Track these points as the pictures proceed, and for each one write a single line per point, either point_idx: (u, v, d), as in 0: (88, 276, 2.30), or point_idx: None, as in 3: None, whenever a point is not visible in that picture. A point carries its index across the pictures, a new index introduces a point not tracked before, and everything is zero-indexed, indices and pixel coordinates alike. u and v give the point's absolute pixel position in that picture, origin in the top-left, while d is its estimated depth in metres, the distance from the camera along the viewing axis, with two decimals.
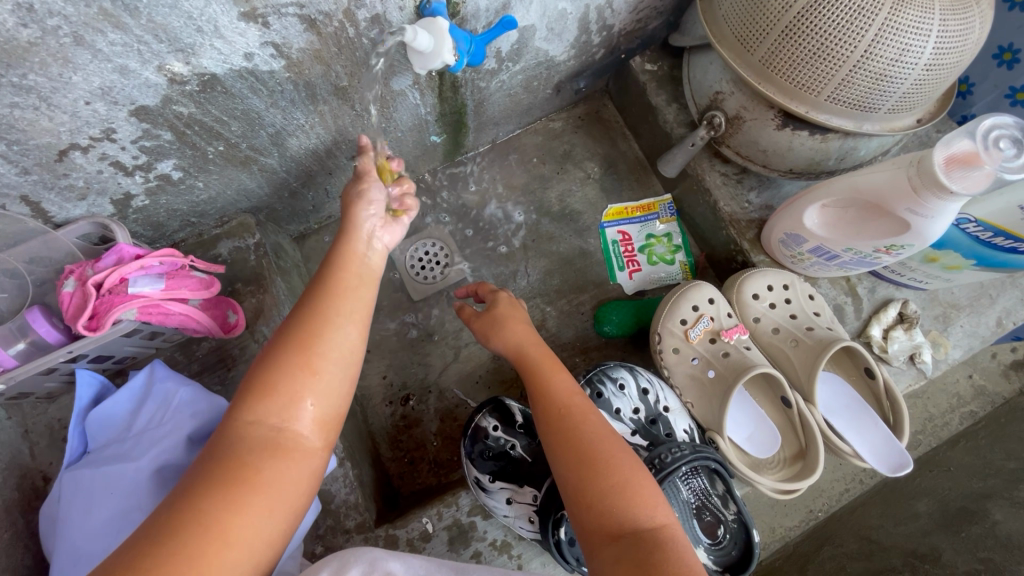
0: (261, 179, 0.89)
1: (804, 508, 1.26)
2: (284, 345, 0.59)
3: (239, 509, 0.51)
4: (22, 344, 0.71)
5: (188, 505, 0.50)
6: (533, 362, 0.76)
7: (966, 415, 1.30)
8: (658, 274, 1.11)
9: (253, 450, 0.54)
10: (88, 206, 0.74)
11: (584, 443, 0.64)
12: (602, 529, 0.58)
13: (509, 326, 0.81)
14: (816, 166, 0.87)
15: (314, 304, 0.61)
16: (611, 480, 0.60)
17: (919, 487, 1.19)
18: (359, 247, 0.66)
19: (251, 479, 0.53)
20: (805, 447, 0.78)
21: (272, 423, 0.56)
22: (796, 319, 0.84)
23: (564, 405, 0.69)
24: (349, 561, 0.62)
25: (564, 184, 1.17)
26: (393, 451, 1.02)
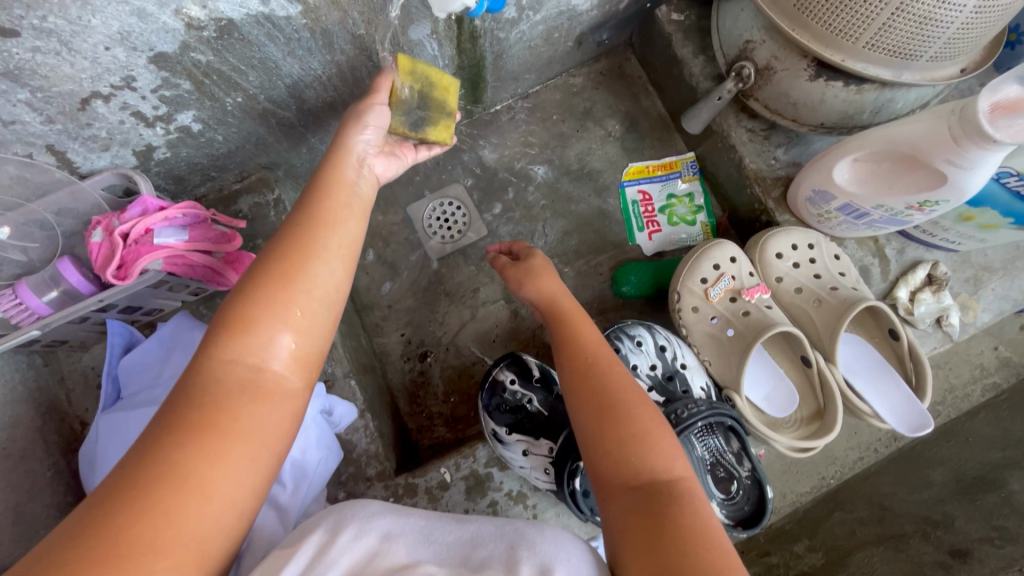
0: (279, 133, 0.89)
1: (816, 475, 1.22)
2: (261, 281, 0.58)
3: (221, 455, 0.50)
4: (54, 292, 0.73)
5: (166, 449, 0.49)
6: (560, 316, 0.76)
7: (989, 386, 1.27)
8: (678, 235, 1.09)
9: (231, 391, 0.53)
10: (112, 157, 0.75)
11: (606, 394, 0.64)
12: (617, 476, 0.59)
13: (543, 277, 0.80)
14: (849, 120, 0.83)
15: (294, 237, 0.61)
16: (631, 429, 0.61)
17: (936, 455, 1.18)
18: (346, 178, 0.67)
19: (229, 424, 0.51)
20: (823, 406, 0.78)
21: (250, 361, 0.55)
22: (820, 278, 0.83)
23: (588, 360, 0.68)
24: (345, 516, 0.56)
25: (583, 143, 1.15)
26: (411, 406, 1.04)
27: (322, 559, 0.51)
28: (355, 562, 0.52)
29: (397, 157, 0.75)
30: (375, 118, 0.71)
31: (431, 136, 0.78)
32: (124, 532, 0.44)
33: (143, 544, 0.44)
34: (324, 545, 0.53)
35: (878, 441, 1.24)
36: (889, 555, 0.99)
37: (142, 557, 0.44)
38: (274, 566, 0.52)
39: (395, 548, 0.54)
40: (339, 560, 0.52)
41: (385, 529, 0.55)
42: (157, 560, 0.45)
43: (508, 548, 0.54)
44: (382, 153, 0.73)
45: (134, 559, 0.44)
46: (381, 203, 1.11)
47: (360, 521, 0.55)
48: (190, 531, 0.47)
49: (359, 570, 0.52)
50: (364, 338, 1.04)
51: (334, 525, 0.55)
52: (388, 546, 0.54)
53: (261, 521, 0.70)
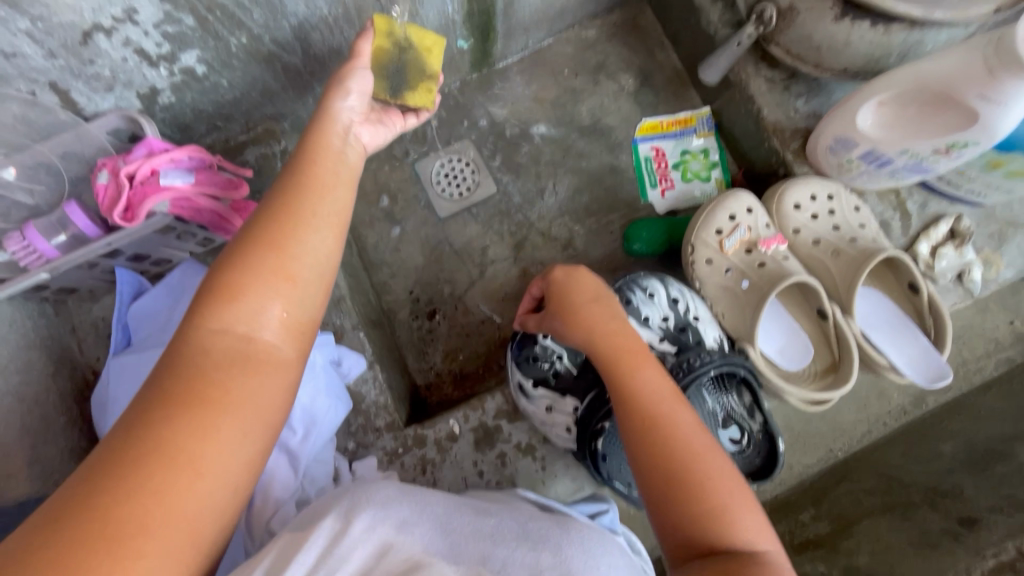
0: (285, 81, 0.87)
1: (824, 446, 1.21)
2: (247, 247, 0.55)
3: (210, 433, 0.47)
4: (63, 237, 0.72)
5: (152, 425, 0.46)
6: (609, 352, 0.66)
7: (1002, 360, 1.25)
8: (692, 192, 1.07)
9: (219, 362, 0.50)
10: (115, 99, 0.74)
11: (678, 455, 0.58)
12: (694, 544, 0.55)
13: (594, 312, 0.69)
14: (874, 64, 0.80)
15: (279, 203, 0.58)
16: (711, 506, 0.55)
17: (948, 427, 1.16)
18: (333, 145, 0.65)
19: (217, 397, 0.48)
20: (838, 360, 0.77)
21: (239, 330, 0.52)
22: (839, 230, 0.80)
23: (652, 414, 0.60)
24: (359, 503, 0.55)
25: (595, 98, 1.12)
26: (419, 363, 1.04)
27: (334, 549, 0.51)
28: (368, 553, 0.51)
29: (384, 125, 0.73)
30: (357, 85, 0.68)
31: (413, 101, 0.76)
32: (110, 512, 0.42)
33: (132, 525, 0.42)
34: (338, 533, 0.52)
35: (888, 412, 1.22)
36: (895, 524, 1.00)
37: (133, 543, 0.41)
38: (284, 556, 0.51)
39: (409, 540, 0.53)
40: (352, 552, 0.51)
41: (399, 517, 0.55)
42: (149, 546, 0.42)
43: (534, 548, 0.55)
44: (370, 120, 0.71)
45: (121, 546, 0.41)
46: (390, 160, 1.10)
47: (374, 509, 0.54)
48: (182, 513, 0.44)
49: (370, 563, 0.51)
50: (372, 295, 1.03)
51: (348, 512, 0.54)
52: (402, 538, 0.53)
53: (273, 466, 0.72)
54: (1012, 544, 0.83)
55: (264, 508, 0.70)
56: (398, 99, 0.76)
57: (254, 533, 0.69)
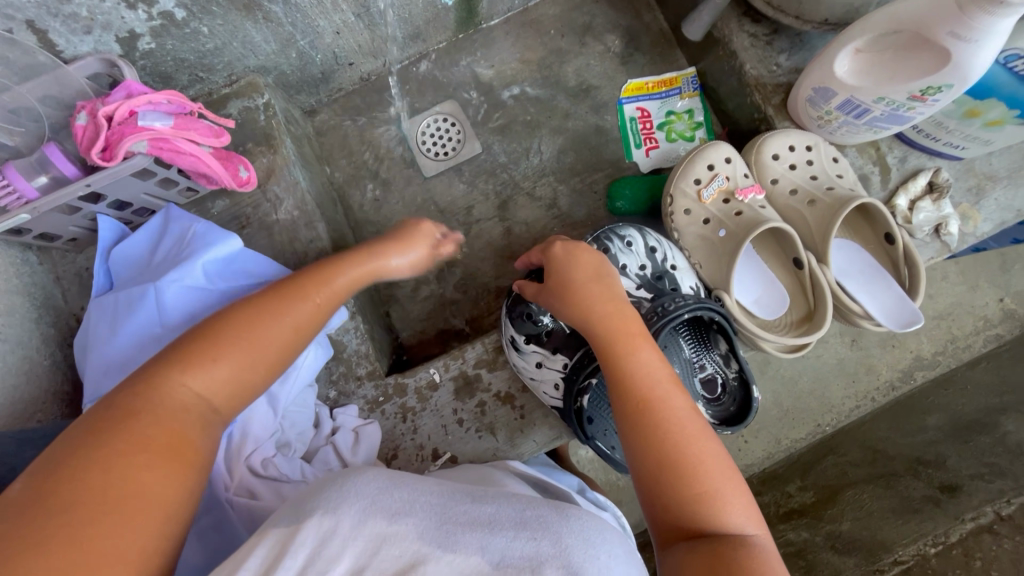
0: (267, 32, 0.87)
1: (813, 421, 1.24)
2: (224, 325, 0.57)
3: (172, 475, 0.47)
4: (43, 178, 0.73)
5: (118, 465, 0.45)
6: (607, 333, 0.66)
7: (991, 337, 1.26)
8: (676, 151, 1.07)
9: (184, 415, 0.51)
10: (94, 41, 0.75)
11: (667, 437, 0.58)
12: (681, 521, 0.54)
13: (591, 289, 0.70)
14: (853, 14, 0.80)
15: (278, 289, 0.63)
16: (699, 487, 0.55)
17: (933, 401, 1.18)
18: (333, 265, 0.67)
19: (188, 451, 0.50)
20: (813, 308, 0.78)
21: (203, 395, 0.53)
22: (816, 180, 0.81)
23: (645, 396, 0.60)
24: (347, 497, 0.49)
25: (581, 59, 1.12)
26: (404, 321, 1.05)
27: (323, 550, 0.46)
28: (361, 552, 0.46)
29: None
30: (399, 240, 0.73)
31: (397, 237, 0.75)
32: (82, 540, 0.41)
33: (106, 555, 0.41)
34: (325, 535, 0.47)
35: (876, 388, 1.24)
36: (877, 492, 1.00)
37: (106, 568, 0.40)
38: (273, 558, 0.46)
39: (405, 534, 0.48)
40: (344, 551, 0.46)
41: (392, 507, 0.50)
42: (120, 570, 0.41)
43: (533, 539, 0.49)
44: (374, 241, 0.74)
45: (96, 568, 0.40)
46: (375, 119, 1.10)
47: (365, 503, 0.49)
48: (143, 545, 0.43)
49: (365, 560, 0.46)
50: None
51: (335, 508, 0.48)
52: (396, 531, 0.48)
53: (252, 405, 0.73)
54: (991, 508, 0.86)
55: (242, 445, 0.71)
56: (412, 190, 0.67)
57: (232, 470, 0.70)
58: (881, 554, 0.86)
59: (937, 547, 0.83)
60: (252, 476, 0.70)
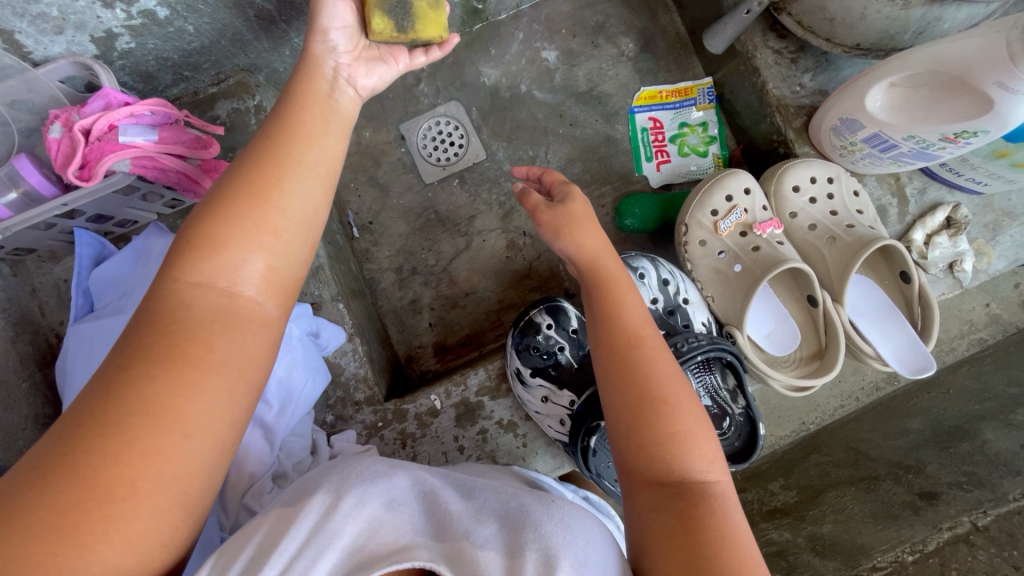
0: (258, 29, 0.80)
1: (797, 419, 1.15)
2: (232, 183, 0.49)
3: (190, 390, 0.42)
4: (14, 194, 0.66)
5: (133, 382, 0.41)
6: (601, 276, 0.63)
7: (975, 341, 1.12)
8: (688, 166, 1.03)
9: (204, 320, 0.44)
10: (67, 42, 0.68)
11: (642, 378, 0.56)
12: (645, 469, 0.52)
13: (584, 228, 0.65)
14: (888, 40, 0.76)
15: (263, 149, 0.51)
16: (672, 427, 0.53)
17: (914, 404, 1.07)
18: (325, 88, 0.56)
19: (205, 354, 0.43)
20: (824, 346, 0.76)
21: (221, 285, 0.46)
22: (836, 216, 0.79)
23: (637, 332, 0.59)
24: (348, 479, 0.51)
25: (594, 62, 1.06)
26: (402, 333, 1.01)
27: (325, 525, 0.47)
28: (359, 533, 0.48)
29: (384, 63, 0.61)
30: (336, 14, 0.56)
31: (427, 34, 0.60)
32: (98, 477, 0.38)
33: (121, 485, 0.38)
34: (328, 510, 0.48)
35: (861, 388, 1.13)
36: (861, 495, 0.92)
37: (122, 500, 0.38)
38: (274, 533, 0.47)
39: (400, 521, 0.50)
40: (344, 529, 0.47)
41: (390, 494, 0.52)
42: (140, 505, 0.39)
43: (512, 528, 0.49)
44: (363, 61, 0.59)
45: (107, 503, 0.38)
46: (375, 121, 1.04)
47: (364, 486, 0.51)
48: (168, 471, 0.40)
49: (362, 541, 0.47)
50: (353, 264, 0.99)
51: (337, 488, 0.50)
52: (393, 517, 0.50)
53: (248, 439, 0.71)
54: (968, 518, 0.77)
55: (238, 481, 0.69)
56: (408, 34, 0.59)
57: (226, 507, 0.68)
58: (860, 560, 0.78)
59: (915, 555, 0.74)
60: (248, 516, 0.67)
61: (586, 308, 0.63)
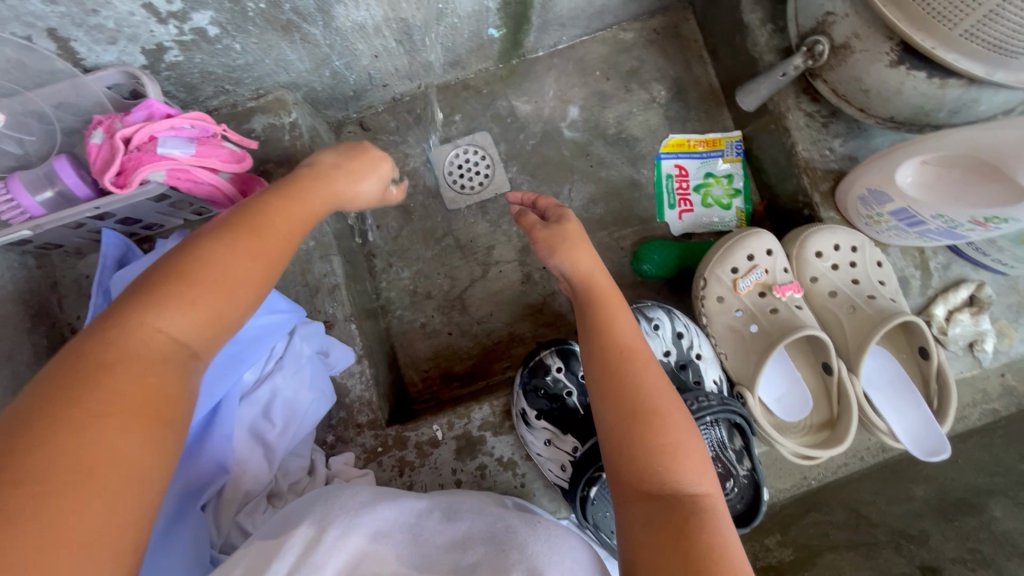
0: (302, 51, 0.82)
1: (798, 474, 1.04)
2: (201, 248, 0.49)
3: (152, 438, 0.41)
4: (49, 192, 0.68)
5: (85, 426, 0.38)
6: (594, 289, 0.63)
7: (986, 411, 1.03)
8: (710, 218, 1.03)
9: (158, 371, 0.43)
10: (118, 52, 0.70)
11: (632, 389, 0.55)
12: (637, 484, 0.51)
13: (577, 247, 0.64)
14: (922, 116, 0.76)
15: (235, 227, 0.52)
16: (663, 438, 0.53)
17: (920, 472, 0.97)
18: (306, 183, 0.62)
19: (164, 407, 0.42)
20: (836, 416, 0.75)
21: (182, 340, 0.45)
22: (857, 285, 0.79)
23: (629, 343, 0.59)
24: (332, 511, 0.51)
25: (625, 106, 1.07)
26: (410, 356, 1.02)
27: (309, 557, 0.47)
28: (343, 564, 0.48)
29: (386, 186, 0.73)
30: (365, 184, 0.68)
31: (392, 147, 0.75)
32: (55, 515, 0.35)
33: (79, 526, 0.35)
34: (311, 542, 0.48)
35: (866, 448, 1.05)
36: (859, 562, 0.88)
37: (74, 547, 0.35)
38: (257, 567, 0.47)
39: (384, 552, 0.50)
40: (326, 561, 0.47)
41: (375, 526, 0.51)
42: (97, 550, 0.36)
43: (500, 550, 0.49)
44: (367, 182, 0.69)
45: (67, 547, 0.35)
46: (404, 143, 1.05)
47: (347, 517, 0.51)
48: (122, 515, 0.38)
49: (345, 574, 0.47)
50: (369, 284, 1.00)
51: (321, 520, 0.50)
52: (377, 549, 0.50)
53: (248, 455, 0.71)
54: None
55: (233, 496, 0.69)
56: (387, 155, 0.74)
57: (219, 523, 0.68)
58: None
59: None
60: (239, 534, 0.67)
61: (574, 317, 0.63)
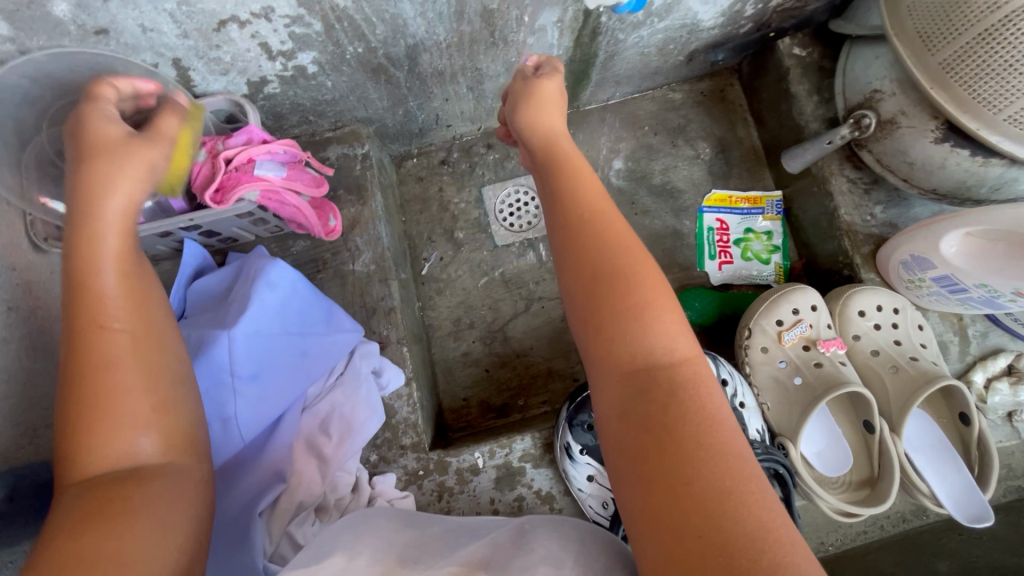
0: (384, 91, 0.88)
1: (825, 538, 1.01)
2: (74, 378, 0.47)
3: (121, 535, 0.42)
4: (150, 203, 0.74)
5: (55, 555, 0.40)
6: (559, 158, 0.62)
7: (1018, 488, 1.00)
8: (749, 271, 1.06)
9: (108, 484, 0.44)
10: (227, 82, 0.76)
11: (597, 255, 0.54)
12: (615, 358, 0.50)
13: (547, 108, 0.65)
14: (964, 190, 0.81)
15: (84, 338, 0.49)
16: (628, 300, 0.51)
17: (946, 545, 0.93)
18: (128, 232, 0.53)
19: (119, 508, 0.43)
20: (877, 475, 0.76)
21: (119, 452, 0.46)
22: (900, 346, 0.81)
23: (591, 212, 0.57)
24: (362, 545, 0.53)
25: (670, 160, 1.13)
26: (448, 383, 1.04)
27: None
28: None
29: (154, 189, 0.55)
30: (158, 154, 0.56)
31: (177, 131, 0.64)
32: None
33: None
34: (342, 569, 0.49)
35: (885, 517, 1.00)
36: None
37: None
38: None
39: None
40: None
41: (401, 556, 0.53)
42: None
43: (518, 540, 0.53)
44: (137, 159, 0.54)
45: None
46: (459, 180, 1.11)
47: (375, 551, 0.53)
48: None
49: None
50: (417, 309, 1.04)
51: (351, 551, 0.52)
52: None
53: (302, 467, 0.74)
54: None
55: (286, 507, 0.71)
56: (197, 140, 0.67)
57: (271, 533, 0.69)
58: None
59: None
60: (290, 545, 0.69)
61: (542, 190, 0.63)
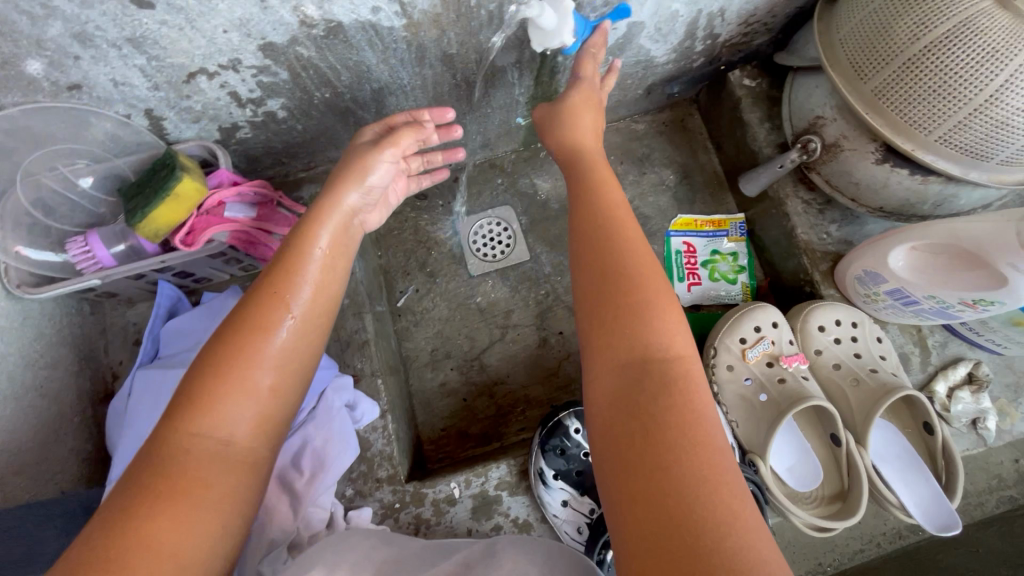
0: (353, 133, 0.92)
1: (812, 557, 1.00)
2: (206, 357, 0.54)
3: (185, 519, 0.47)
4: (122, 245, 0.76)
5: (135, 524, 0.45)
6: (586, 175, 0.68)
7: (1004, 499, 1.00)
8: (717, 291, 1.09)
9: (188, 465, 0.49)
10: (199, 129, 0.80)
11: (611, 256, 0.58)
12: (612, 352, 0.52)
13: (580, 118, 0.73)
14: (909, 207, 0.85)
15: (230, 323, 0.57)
16: (630, 299, 0.54)
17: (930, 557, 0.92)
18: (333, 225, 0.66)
19: (197, 491, 0.48)
20: (847, 488, 0.76)
21: (215, 435, 0.51)
22: (860, 358, 0.83)
23: (607, 216, 0.62)
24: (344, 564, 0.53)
25: (636, 187, 1.17)
26: (427, 414, 1.05)
27: None
28: None
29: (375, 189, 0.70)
30: (376, 179, 0.69)
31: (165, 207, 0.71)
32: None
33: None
34: None
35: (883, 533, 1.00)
36: None
37: None
38: None
39: None
40: None
41: None
42: None
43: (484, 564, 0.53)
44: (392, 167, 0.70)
45: None
46: (433, 214, 1.14)
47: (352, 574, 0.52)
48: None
49: None
50: (393, 341, 1.05)
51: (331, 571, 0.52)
52: None
53: (276, 503, 0.74)
54: None
55: (259, 545, 0.71)
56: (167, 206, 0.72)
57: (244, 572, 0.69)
58: None
59: None
60: None
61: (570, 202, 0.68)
